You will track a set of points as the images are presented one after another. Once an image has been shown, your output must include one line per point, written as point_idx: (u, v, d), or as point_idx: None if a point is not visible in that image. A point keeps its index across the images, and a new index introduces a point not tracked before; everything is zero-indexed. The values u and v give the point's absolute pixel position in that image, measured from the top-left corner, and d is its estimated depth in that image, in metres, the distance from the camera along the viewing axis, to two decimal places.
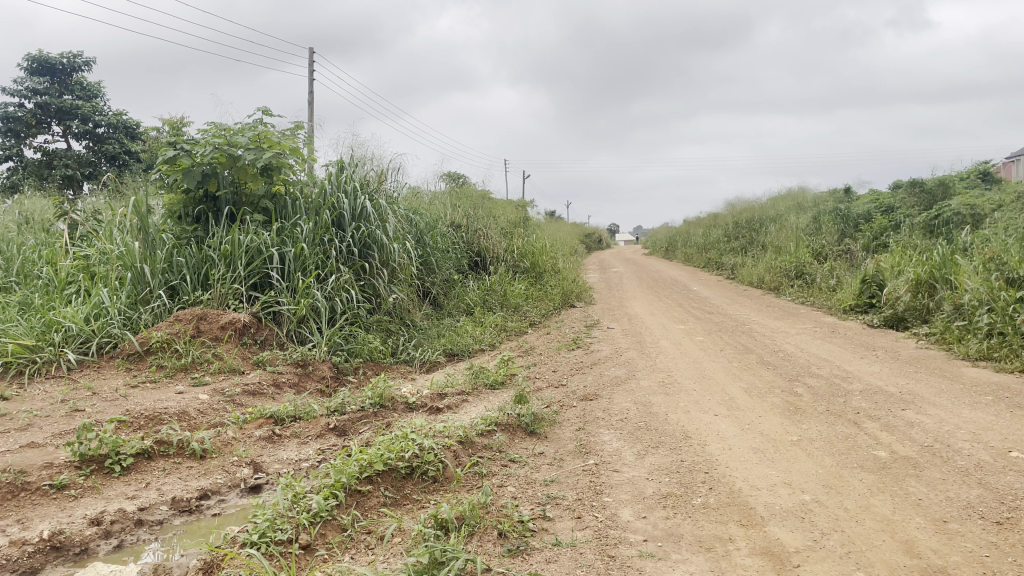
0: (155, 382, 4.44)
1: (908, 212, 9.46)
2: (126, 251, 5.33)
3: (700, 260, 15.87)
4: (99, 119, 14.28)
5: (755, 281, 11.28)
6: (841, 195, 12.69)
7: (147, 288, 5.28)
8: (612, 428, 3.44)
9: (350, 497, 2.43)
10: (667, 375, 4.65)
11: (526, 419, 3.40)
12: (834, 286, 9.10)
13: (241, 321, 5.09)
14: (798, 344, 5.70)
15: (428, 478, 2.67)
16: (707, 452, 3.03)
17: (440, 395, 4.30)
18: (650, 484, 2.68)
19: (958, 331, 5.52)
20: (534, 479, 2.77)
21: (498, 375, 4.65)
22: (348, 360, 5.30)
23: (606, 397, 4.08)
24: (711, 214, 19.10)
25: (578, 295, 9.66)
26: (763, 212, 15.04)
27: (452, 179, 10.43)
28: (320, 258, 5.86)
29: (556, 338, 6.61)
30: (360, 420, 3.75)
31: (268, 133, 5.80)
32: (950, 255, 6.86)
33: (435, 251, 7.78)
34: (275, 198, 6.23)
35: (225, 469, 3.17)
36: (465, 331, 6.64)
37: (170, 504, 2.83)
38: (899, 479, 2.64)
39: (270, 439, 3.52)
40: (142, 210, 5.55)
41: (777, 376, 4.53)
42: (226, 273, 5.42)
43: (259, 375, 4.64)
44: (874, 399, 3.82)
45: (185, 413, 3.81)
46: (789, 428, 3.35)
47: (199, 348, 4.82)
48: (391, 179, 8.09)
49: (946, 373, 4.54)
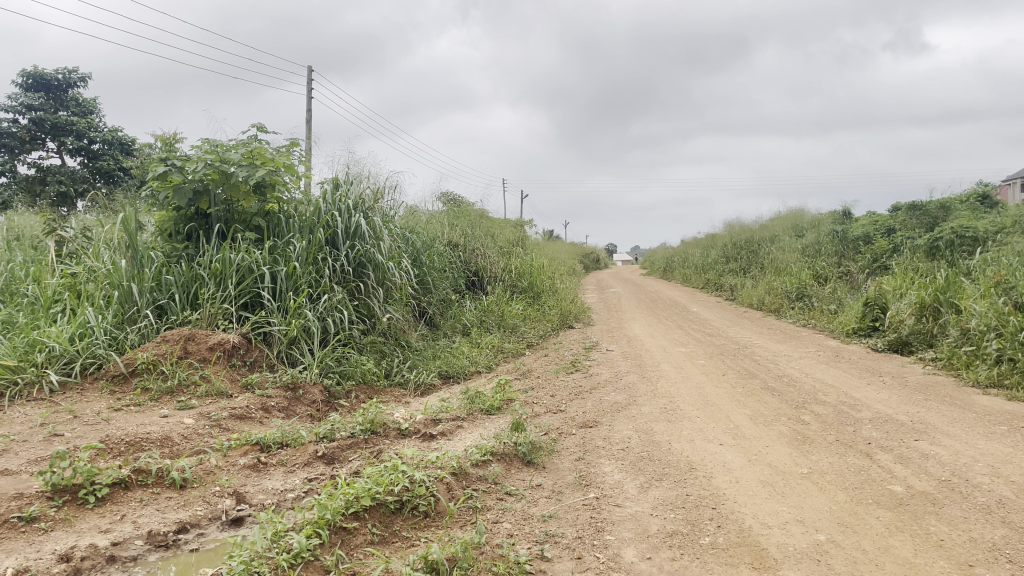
0: (140, 406, 4.28)
1: (908, 234, 9.34)
2: (114, 268, 5.19)
3: (699, 281, 15.76)
4: (93, 135, 14.20)
5: (755, 303, 11.15)
6: (839, 216, 12.59)
7: (134, 307, 5.13)
8: (613, 458, 3.29)
9: (335, 536, 2.27)
10: (669, 401, 4.50)
11: (523, 448, 3.25)
12: (835, 309, 8.96)
13: (230, 342, 4.93)
14: (802, 369, 5.55)
15: (419, 514, 2.51)
16: (713, 485, 2.88)
17: (434, 420, 4.14)
18: (654, 521, 2.53)
19: (966, 357, 5.39)
20: (531, 514, 2.62)
21: (494, 400, 4.50)
22: (340, 383, 5.15)
23: (607, 424, 3.93)
24: (708, 235, 19.02)
25: (577, 316, 9.51)
26: (762, 233, 14.93)
27: (450, 199, 10.31)
28: (313, 278, 5.72)
29: (555, 361, 6.46)
30: (349, 448, 3.59)
31: (261, 150, 5.70)
32: (954, 279, 6.74)
33: (431, 270, 7.65)
34: (268, 215, 6.11)
35: (206, 500, 3.01)
36: (461, 352, 6.50)
37: (146, 538, 2.67)
38: (919, 518, 2.49)
39: (254, 467, 3.37)
40: (131, 226, 5.42)
41: (783, 402, 4.37)
42: (215, 293, 5.28)
43: (247, 399, 4.48)
44: (885, 429, 3.67)
45: (168, 439, 3.65)
46: (798, 459, 3.20)
47: (186, 370, 4.67)
48: (387, 197, 7.97)
49: (956, 400, 4.38)
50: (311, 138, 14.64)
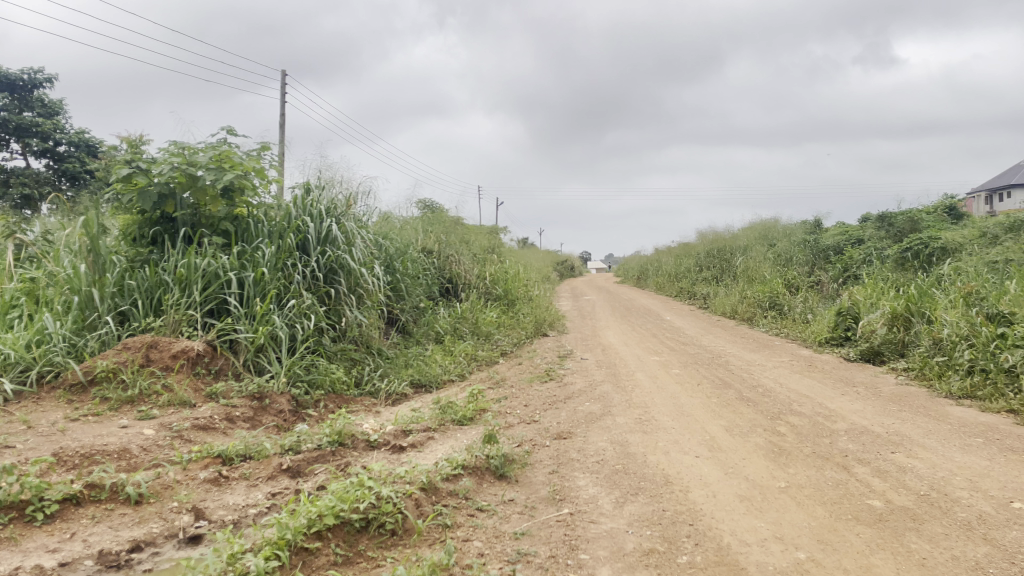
0: (98, 416, 4.13)
1: (878, 245, 9.41)
2: (73, 273, 5.02)
3: (673, 289, 15.80)
4: (59, 137, 13.91)
5: (728, 311, 11.16)
6: (811, 226, 12.67)
7: (95, 313, 4.97)
8: (588, 471, 3.20)
9: (295, 557, 2.16)
10: (643, 412, 4.44)
11: (495, 461, 3.16)
12: (808, 318, 8.98)
13: (194, 350, 4.78)
14: (776, 378, 5.52)
15: (386, 532, 2.41)
16: (689, 499, 2.81)
17: (404, 432, 4.03)
18: (630, 538, 2.45)
19: (939, 367, 5.38)
20: (502, 532, 2.53)
21: (466, 411, 4.41)
22: (308, 393, 5.02)
23: (581, 435, 3.85)
24: (681, 243, 19.10)
25: (551, 324, 9.44)
26: (735, 242, 14.99)
27: (425, 205, 10.20)
28: (281, 284, 5.58)
29: (529, 369, 6.37)
30: (316, 461, 3.48)
31: (229, 153, 5.55)
32: (926, 289, 6.76)
33: (405, 277, 7.54)
34: (236, 220, 5.96)
35: (163, 517, 2.88)
36: (433, 360, 6.39)
37: (97, 557, 2.54)
38: (899, 535, 2.44)
39: (215, 481, 3.24)
40: (93, 230, 5.25)
41: (758, 413, 4.32)
42: (180, 299, 5.13)
43: (211, 409, 4.34)
44: (861, 441, 3.63)
45: (126, 451, 3.51)
46: (776, 472, 3.14)
47: (148, 378, 4.52)
48: (360, 203, 7.85)
49: (930, 411, 4.36)
50: (284, 143, 14.44)
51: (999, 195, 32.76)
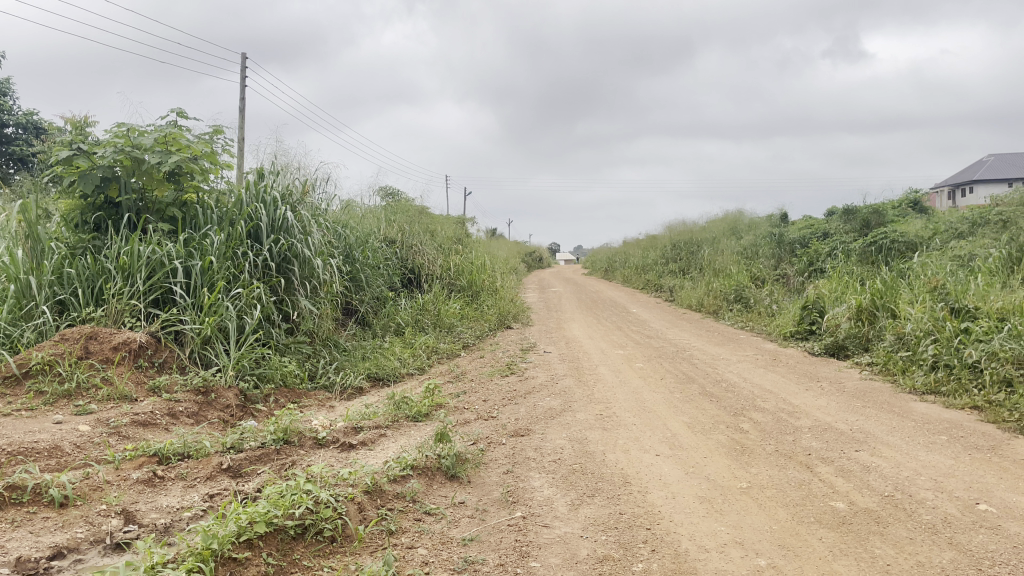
0: (31, 411, 3.89)
1: (842, 238, 9.42)
2: (9, 260, 4.77)
3: (640, 282, 15.76)
4: (6, 118, 13.42)
5: (694, 304, 11.12)
6: (776, 220, 12.69)
7: (32, 302, 4.72)
8: (544, 471, 3.07)
9: (221, 569, 1.98)
10: (605, 407, 4.32)
11: (447, 461, 3.01)
12: (773, 311, 8.96)
13: (136, 341, 4.56)
14: (740, 373, 5.45)
15: (324, 539, 2.25)
16: (648, 501, 2.69)
17: (355, 429, 3.87)
18: (584, 544, 2.32)
19: (903, 362, 5.35)
20: (450, 538, 2.38)
21: (421, 407, 4.26)
22: (258, 387, 4.84)
23: (539, 432, 3.71)
24: (648, 236, 19.08)
25: (515, 316, 9.30)
26: (701, 235, 14.97)
27: (389, 194, 9.99)
28: (231, 273, 5.36)
29: (490, 363, 6.23)
30: (258, 460, 3.31)
31: (177, 135, 5.31)
32: (889, 283, 6.75)
33: (365, 267, 7.34)
34: (185, 206, 5.73)
35: (89, 521, 2.66)
36: (391, 353, 6.23)
37: (13, 566, 2.31)
38: (862, 539, 2.35)
39: (149, 482, 3.04)
40: (31, 214, 4.99)
41: (721, 409, 4.23)
42: (123, 288, 4.89)
43: (153, 403, 4.13)
44: (825, 438, 3.55)
45: (57, 449, 3.29)
46: (737, 472, 3.03)
47: (86, 371, 4.29)
48: (318, 190, 7.62)
49: (894, 407, 4.31)
50: (243, 129, 14.07)
51: (959, 191, 33.27)
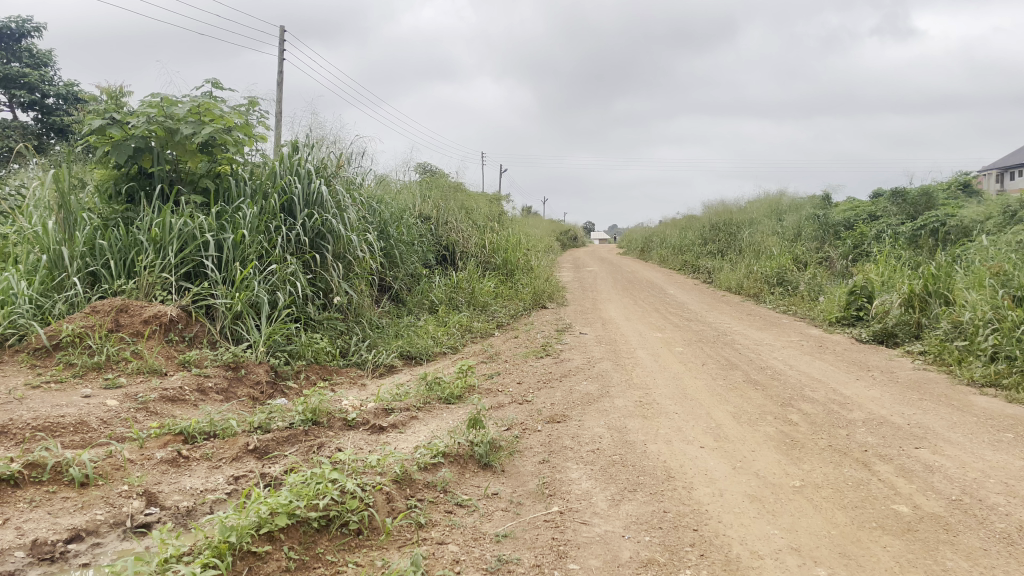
0: (61, 384, 3.83)
1: (891, 221, 9.06)
2: (42, 230, 4.72)
3: (677, 263, 15.47)
4: (47, 88, 13.52)
5: (734, 287, 10.83)
6: (820, 201, 12.31)
7: (64, 273, 4.67)
8: (582, 461, 2.91)
9: (239, 564, 1.86)
10: (645, 393, 4.15)
11: (480, 449, 2.86)
12: (817, 296, 8.67)
13: (167, 315, 4.49)
14: (786, 360, 5.23)
15: (349, 532, 2.13)
16: (693, 499, 2.52)
17: (386, 410, 3.75)
18: (627, 545, 2.16)
19: (959, 352, 5.08)
20: (483, 534, 2.24)
21: (454, 388, 4.12)
22: (289, 363, 4.75)
23: (576, 419, 3.55)
24: (685, 216, 18.74)
25: (550, 296, 9.12)
26: (741, 216, 14.60)
27: (425, 170, 9.83)
28: (263, 248, 5.26)
29: (525, 343, 6.09)
30: (286, 442, 3.21)
31: (210, 105, 5.19)
32: (943, 268, 6.45)
33: (400, 244, 7.21)
34: (218, 178, 5.63)
35: (109, 502, 2.56)
36: (425, 331, 6.11)
37: (29, 549, 2.23)
38: (931, 549, 2.15)
39: (174, 462, 2.95)
40: (64, 184, 4.93)
41: (767, 399, 4.03)
42: (154, 261, 4.81)
43: (182, 379, 4.05)
44: (881, 434, 3.33)
45: (82, 425, 3.21)
46: (789, 469, 2.84)
47: (116, 344, 4.22)
48: (353, 164, 7.49)
49: (953, 401, 4.07)
50: (279, 102, 13.98)
51: (1009, 174, 32.12)
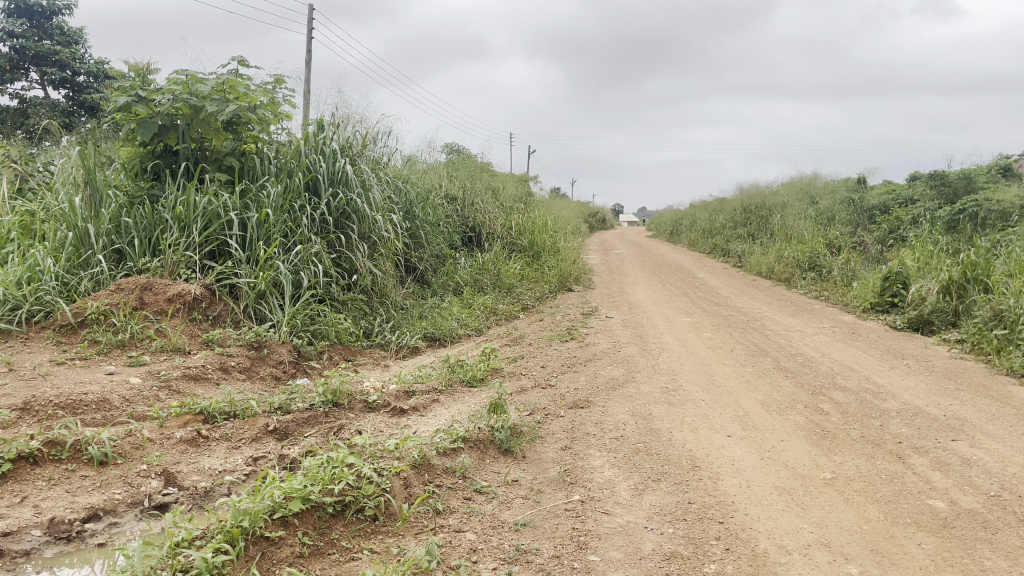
0: (85, 360, 3.84)
1: (927, 206, 8.83)
2: (68, 207, 4.73)
3: (706, 246, 15.27)
4: (78, 66, 13.64)
5: (764, 271, 10.65)
6: (853, 184, 12.05)
7: (90, 251, 4.68)
8: (604, 449, 2.84)
9: (252, 549, 1.83)
10: (671, 379, 4.06)
11: (501, 434, 2.81)
12: (850, 281, 8.49)
13: (191, 294, 4.48)
14: (817, 347, 5.11)
15: (365, 518, 2.09)
16: (719, 490, 2.44)
17: (408, 392, 3.71)
18: (649, 537, 2.09)
19: (998, 342, 4.92)
20: (501, 522, 2.19)
21: (477, 371, 4.07)
22: (312, 343, 4.73)
23: (600, 405, 3.49)
24: (716, 199, 18.49)
25: (576, 279, 9.03)
26: (772, 199, 14.36)
27: (451, 150, 9.76)
28: (287, 227, 5.24)
29: (550, 326, 6.02)
30: (306, 423, 3.18)
31: (235, 82, 5.14)
32: (983, 254, 6.24)
33: (425, 224, 7.16)
34: (243, 156, 5.60)
35: (127, 482, 2.55)
36: (449, 313, 6.06)
37: (46, 527, 2.22)
38: (968, 547, 2.05)
39: (193, 442, 2.93)
40: (90, 161, 4.92)
41: (798, 387, 3.93)
42: (179, 239, 4.81)
43: (205, 357, 4.04)
44: (916, 425, 3.22)
45: (104, 402, 3.21)
46: (820, 460, 2.75)
47: (140, 322, 4.23)
48: (379, 143, 7.43)
49: (991, 391, 3.93)
50: (307, 81, 13.97)
51: None
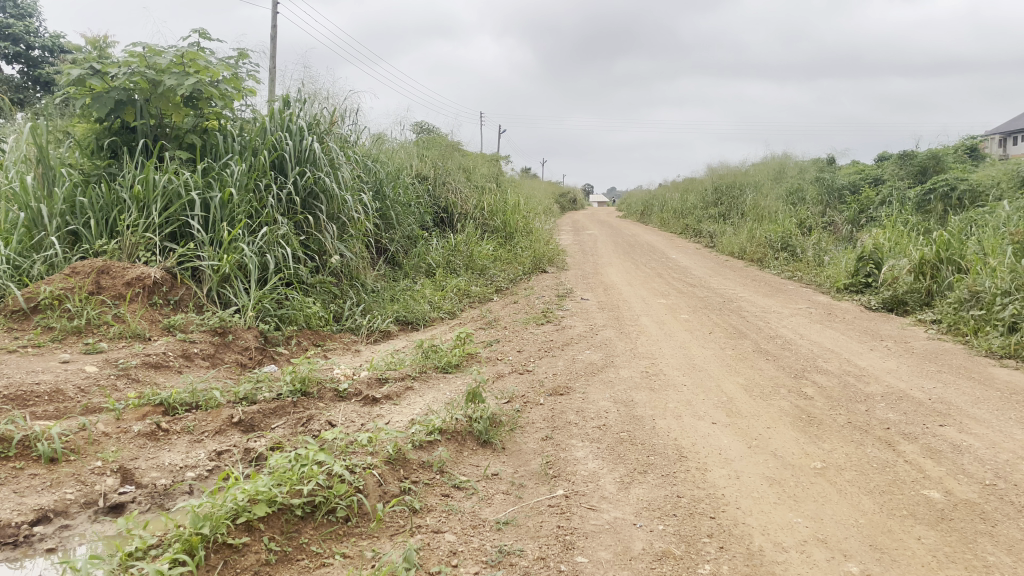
0: (38, 348, 3.63)
1: (897, 185, 8.83)
2: (18, 186, 4.49)
3: (678, 226, 15.22)
4: (33, 40, 13.15)
5: (737, 251, 10.61)
6: (824, 164, 12.05)
7: (43, 232, 4.45)
8: (587, 439, 2.73)
9: (213, 557, 1.69)
10: (651, 364, 3.97)
11: (479, 425, 2.68)
12: (822, 261, 8.47)
13: (151, 277, 4.27)
14: (795, 328, 5.05)
15: (337, 519, 1.95)
16: (708, 482, 2.34)
17: (380, 380, 3.56)
18: (639, 535, 1.98)
19: (975, 322, 4.89)
20: (482, 521, 2.06)
21: (451, 357, 3.94)
22: (279, 329, 4.56)
23: (580, 391, 3.38)
24: (687, 179, 18.47)
25: (550, 260, 8.92)
26: (743, 179, 14.34)
27: (422, 129, 9.55)
28: (253, 207, 5.03)
29: (525, 308, 5.89)
30: (273, 414, 3.03)
31: (196, 55, 4.89)
32: (956, 234, 6.22)
33: (396, 205, 6.98)
34: (205, 133, 5.37)
35: (81, 480, 2.38)
36: (421, 295, 5.90)
37: None
38: (969, 541, 1.97)
39: (153, 435, 2.77)
40: (42, 138, 4.67)
41: (780, 370, 3.85)
42: (138, 220, 4.59)
43: (166, 344, 3.86)
44: (902, 410, 3.16)
45: (58, 393, 3.03)
46: (809, 449, 2.67)
47: (97, 307, 4.02)
48: (347, 121, 7.21)
49: (972, 373, 3.89)
50: (272, 56, 13.61)
51: (1012, 139, 31.74)
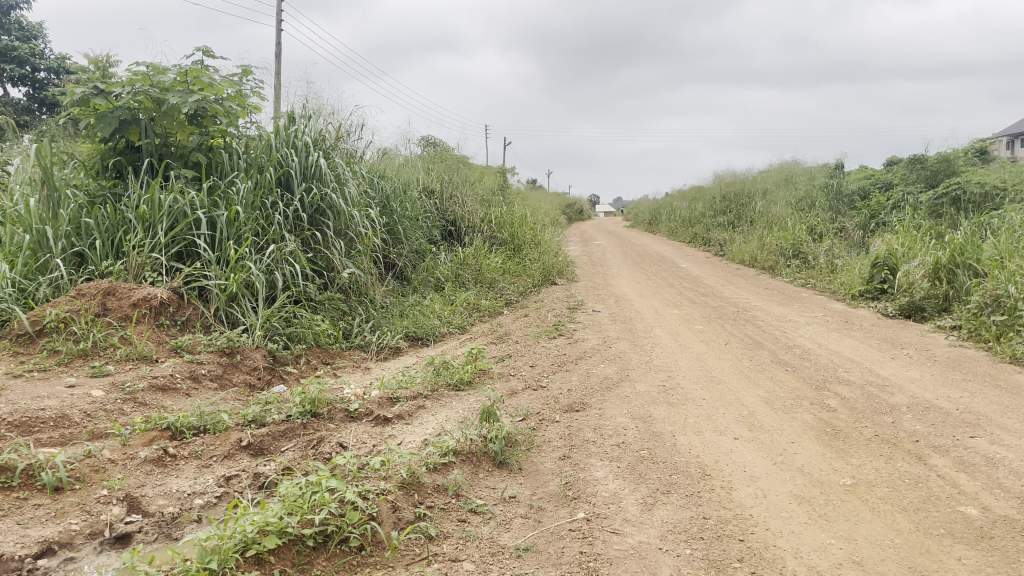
0: (44, 372, 3.57)
1: (909, 189, 8.72)
2: (23, 209, 4.44)
3: (686, 235, 15.11)
4: (38, 63, 13.20)
5: (747, 260, 10.50)
6: (833, 169, 11.95)
7: (48, 254, 4.39)
8: (606, 457, 2.64)
9: None
10: (667, 377, 3.88)
11: (494, 446, 2.60)
12: (835, 268, 8.36)
13: (157, 298, 4.21)
14: (812, 338, 4.95)
15: (351, 549, 1.87)
16: (734, 502, 2.25)
17: (391, 399, 3.48)
18: (666, 560, 1.89)
19: (997, 328, 4.78)
20: (501, 547, 1.98)
21: (463, 374, 3.86)
22: (288, 347, 4.50)
23: (596, 407, 3.29)
24: (694, 187, 18.38)
25: (559, 271, 8.84)
26: (751, 186, 14.25)
27: (428, 143, 9.50)
28: (259, 225, 4.98)
29: (535, 322, 5.81)
30: (282, 437, 2.95)
31: (200, 73, 4.86)
32: (972, 238, 6.12)
33: (404, 219, 6.92)
34: (210, 151, 5.33)
35: (86, 510, 2.30)
36: (431, 310, 5.83)
37: None
38: (1012, 560, 1.88)
39: (160, 461, 2.70)
40: (46, 160, 4.63)
41: (801, 382, 3.76)
42: (143, 240, 4.54)
43: (174, 365, 3.79)
44: (930, 421, 3.06)
45: (63, 419, 2.96)
46: (836, 464, 2.57)
47: (103, 330, 3.96)
48: (353, 136, 7.17)
49: (998, 381, 3.79)
50: (277, 74, 13.64)
51: (1019, 141, 31.56)
